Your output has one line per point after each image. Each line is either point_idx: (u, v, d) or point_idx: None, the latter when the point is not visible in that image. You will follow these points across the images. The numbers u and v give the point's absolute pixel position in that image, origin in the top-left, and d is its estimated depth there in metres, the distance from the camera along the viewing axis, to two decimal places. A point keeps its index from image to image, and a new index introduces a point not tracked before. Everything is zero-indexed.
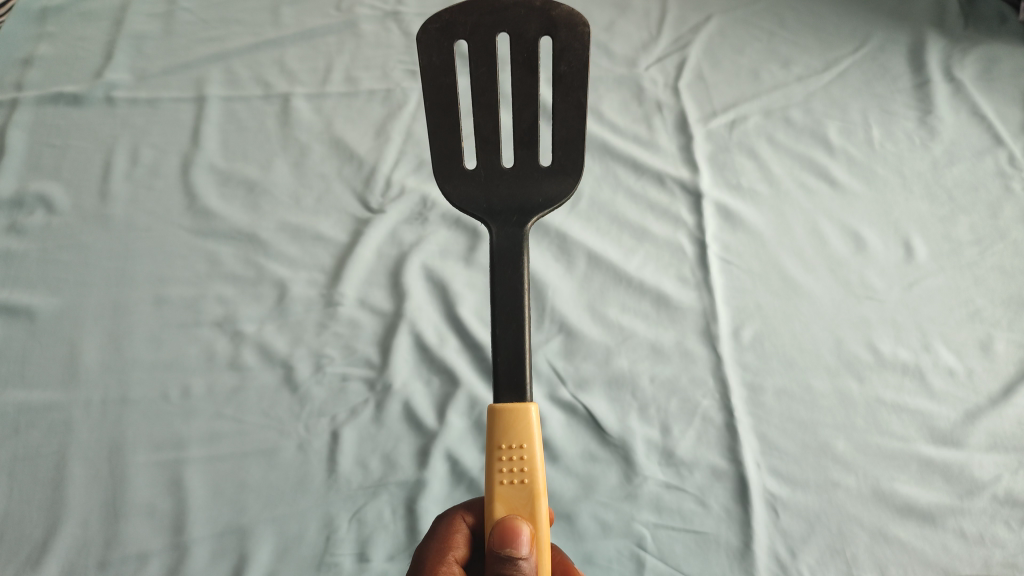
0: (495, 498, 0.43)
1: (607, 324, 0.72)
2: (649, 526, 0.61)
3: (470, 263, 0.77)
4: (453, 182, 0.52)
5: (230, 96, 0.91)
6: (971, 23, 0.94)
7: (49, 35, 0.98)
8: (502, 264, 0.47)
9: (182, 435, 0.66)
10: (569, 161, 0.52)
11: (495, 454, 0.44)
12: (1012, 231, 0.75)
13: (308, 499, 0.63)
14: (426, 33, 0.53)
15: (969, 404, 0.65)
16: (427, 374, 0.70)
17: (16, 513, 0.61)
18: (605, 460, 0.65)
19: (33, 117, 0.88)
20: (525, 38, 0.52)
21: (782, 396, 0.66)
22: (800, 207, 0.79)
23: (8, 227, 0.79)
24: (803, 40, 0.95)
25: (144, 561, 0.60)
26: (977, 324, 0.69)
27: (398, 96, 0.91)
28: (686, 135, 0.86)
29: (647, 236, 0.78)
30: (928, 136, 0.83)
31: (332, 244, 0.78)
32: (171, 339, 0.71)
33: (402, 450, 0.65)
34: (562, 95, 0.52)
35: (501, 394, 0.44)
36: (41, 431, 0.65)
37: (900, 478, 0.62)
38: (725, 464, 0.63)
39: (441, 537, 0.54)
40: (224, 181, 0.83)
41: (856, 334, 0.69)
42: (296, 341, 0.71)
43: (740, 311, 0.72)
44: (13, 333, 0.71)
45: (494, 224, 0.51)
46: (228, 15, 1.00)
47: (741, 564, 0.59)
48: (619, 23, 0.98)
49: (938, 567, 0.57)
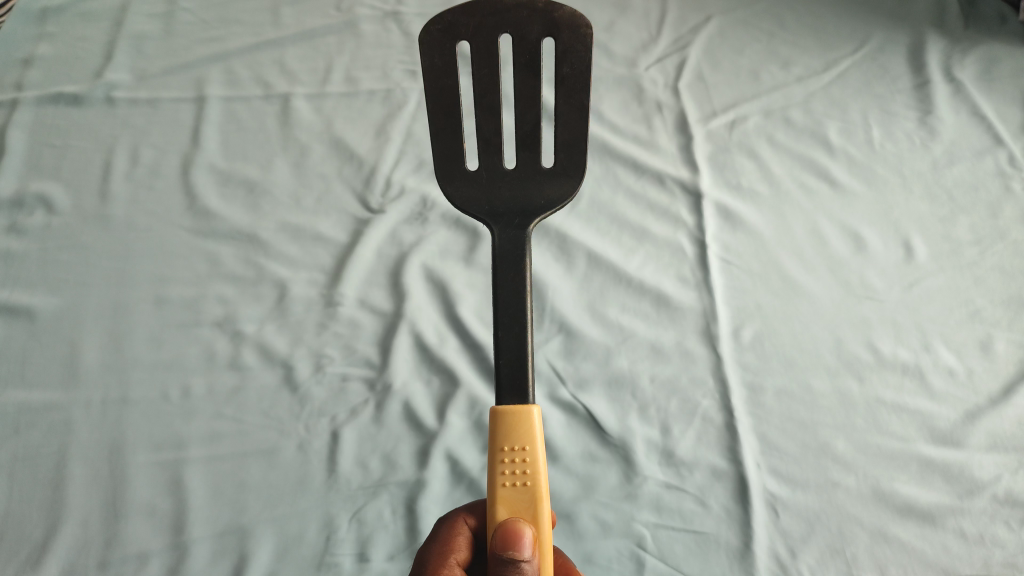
0: (498, 501, 0.43)
1: (607, 324, 0.72)
2: (649, 526, 0.61)
3: (470, 263, 0.77)
4: (455, 184, 0.52)
5: (230, 96, 0.91)
6: (971, 24, 0.94)
7: (49, 35, 0.98)
8: (504, 267, 0.47)
9: (182, 435, 0.66)
10: (571, 163, 0.52)
11: (497, 457, 0.44)
12: (1012, 231, 0.75)
13: (307, 499, 0.63)
14: (428, 35, 0.53)
15: (969, 404, 0.65)
16: (427, 374, 0.70)
17: (16, 513, 0.61)
18: (605, 460, 0.65)
19: (33, 117, 0.88)
20: (528, 40, 0.52)
21: (782, 395, 0.66)
22: (800, 207, 0.79)
23: (8, 227, 0.79)
24: (803, 40, 0.95)
25: (144, 561, 0.60)
26: (977, 324, 0.69)
27: (398, 96, 0.91)
28: (686, 135, 0.86)
29: (647, 236, 0.78)
30: (928, 136, 0.83)
31: (332, 244, 0.78)
32: (172, 340, 0.71)
33: (402, 450, 0.66)
34: (564, 98, 0.52)
35: (503, 396, 0.44)
36: (41, 432, 0.65)
37: (901, 478, 0.62)
38: (725, 464, 0.63)
39: (442, 540, 0.54)
40: (225, 181, 0.83)
41: (856, 334, 0.69)
42: (297, 341, 0.71)
43: (740, 311, 0.72)
44: (13, 333, 0.71)
45: (496, 225, 0.51)
46: (229, 15, 1.00)
47: (741, 564, 0.59)
48: (619, 23, 0.98)
49: (938, 567, 0.57)
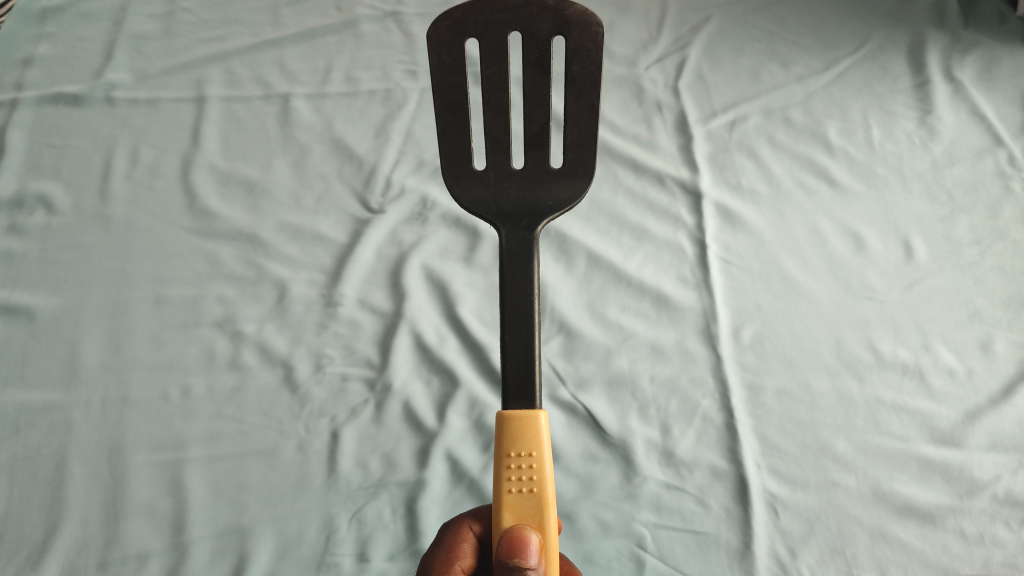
0: (504, 507, 0.43)
1: (607, 324, 0.72)
2: (649, 526, 0.61)
3: (470, 263, 0.77)
4: (462, 184, 0.52)
5: (230, 96, 0.91)
6: (971, 23, 0.94)
7: (49, 35, 0.98)
8: (512, 269, 0.47)
9: (182, 435, 0.66)
10: (580, 164, 0.52)
11: (504, 463, 0.44)
12: (1012, 231, 0.75)
13: (307, 499, 0.63)
14: (436, 31, 0.52)
15: (969, 404, 0.65)
16: (427, 374, 0.70)
17: (16, 513, 0.61)
18: (605, 460, 0.65)
19: (33, 116, 0.88)
20: (538, 37, 0.52)
21: (782, 395, 0.66)
22: (800, 207, 0.79)
23: (9, 227, 0.79)
24: (803, 40, 0.94)
25: (144, 561, 0.60)
26: (977, 324, 0.69)
27: (398, 96, 0.91)
28: (686, 135, 0.86)
29: (647, 236, 0.78)
30: (928, 136, 0.83)
31: (332, 244, 0.78)
32: (171, 340, 0.71)
33: (402, 450, 0.65)
34: (574, 97, 0.52)
35: (509, 401, 0.44)
36: (41, 432, 0.65)
37: (901, 477, 0.62)
38: (726, 464, 0.63)
39: (447, 547, 0.54)
40: (224, 181, 0.83)
41: (856, 334, 0.69)
42: (296, 341, 0.71)
43: (739, 311, 0.72)
44: (13, 333, 0.71)
45: (504, 227, 0.51)
46: (229, 15, 1.00)
47: (741, 564, 0.59)
48: (620, 23, 0.98)
49: (938, 567, 0.57)
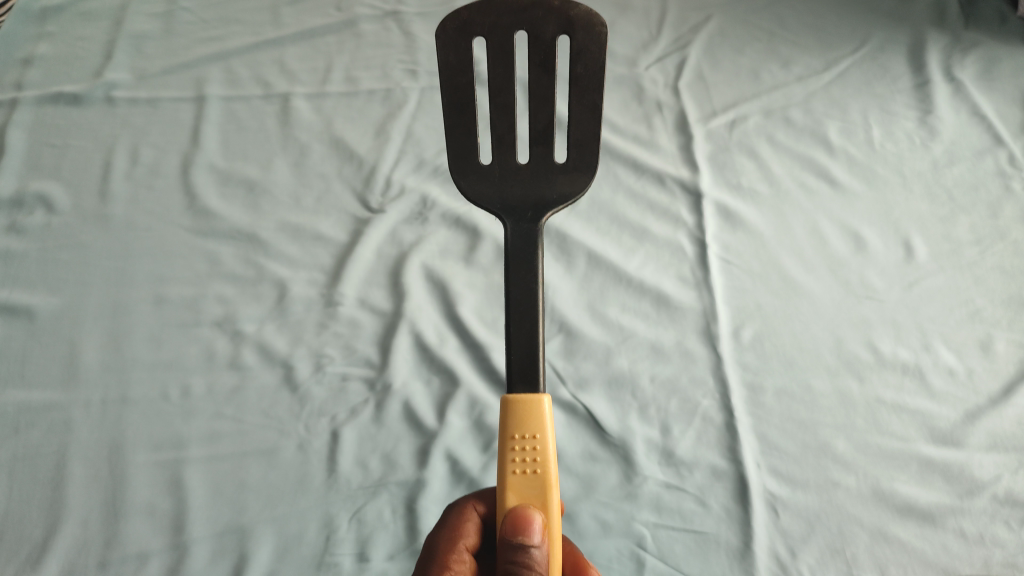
0: (507, 487, 0.44)
1: (607, 324, 0.72)
2: (649, 526, 0.61)
3: (470, 263, 0.77)
4: (468, 180, 0.52)
5: (230, 96, 0.91)
6: (971, 23, 0.95)
7: (49, 35, 0.98)
8: (517, 263, 0.47)
9: (182, 434, 0.66)
10: (582, 161, 0.52)
11: (508, 444, 0.44)
12: (1012, 231, 0.75)
13: (307, 498, 0.63)
14: (443, 33, 0.53)
15: (969, 405, 0.65)
16: (427, 374, 0.70)
17: (16, 513, 0.61)
18: (605, 459, 0.65)
19: (32, 117, 0.88)
20: (543, 38, 0.52)
21: (782, 395, 0.66)
22: (800, 207, 0.79)
23: (8, 227, 0.79)
24: (803, 40, 0.94)
25: (144, 561, 0.60)
26: (977, 324, 0.69)
27: (398, 96, 0.91)
28: (686, 135, 0.86)
29: (647, 236, 0.78)
30: (928, 136, 0.83)
31: (332, 243, 0.78)
32: (172, 339, 0.71)
33: (402, 450, 0.65)
34: (577, 98, 0.52)
35: (513, 385, 0.44)
36: (40, 432, 0.65)
37: (901, 478, 0.62)
38: (725, 464, 0.63)
39: (451, 525, 0.54)
40: (224, 181, 0.83)
41: (857, 334, 0.69)
42: (296, 341, 0.71)
43: (740, 311, 0.72)
44: (13, 332, 0.71)
45: (509, 221, 0.51)
46: (229, 15, 1.00)
47: (741, 564, 0.59)
48: (619, 24, 0.98)
49: (938, 567, 0.57)
